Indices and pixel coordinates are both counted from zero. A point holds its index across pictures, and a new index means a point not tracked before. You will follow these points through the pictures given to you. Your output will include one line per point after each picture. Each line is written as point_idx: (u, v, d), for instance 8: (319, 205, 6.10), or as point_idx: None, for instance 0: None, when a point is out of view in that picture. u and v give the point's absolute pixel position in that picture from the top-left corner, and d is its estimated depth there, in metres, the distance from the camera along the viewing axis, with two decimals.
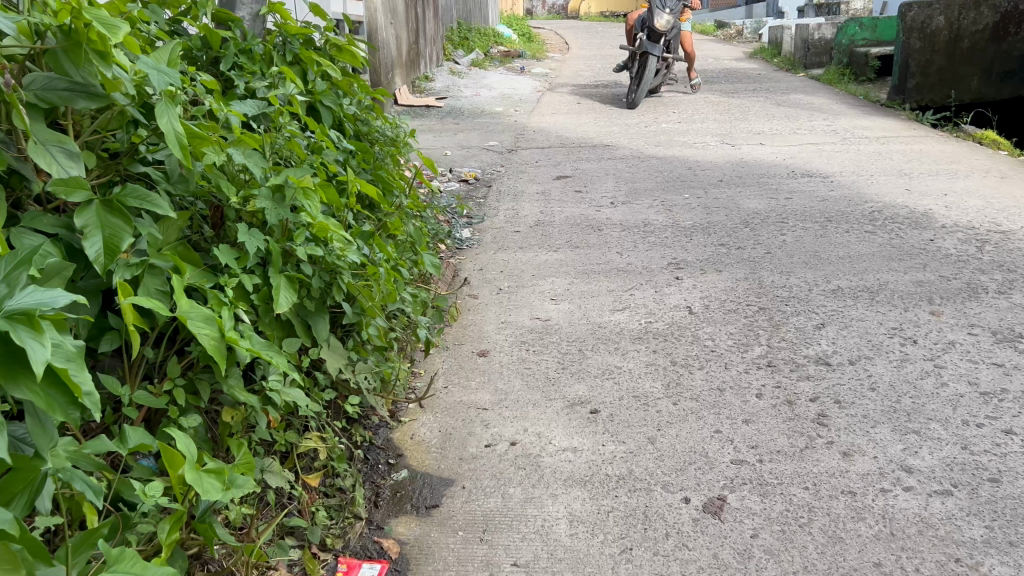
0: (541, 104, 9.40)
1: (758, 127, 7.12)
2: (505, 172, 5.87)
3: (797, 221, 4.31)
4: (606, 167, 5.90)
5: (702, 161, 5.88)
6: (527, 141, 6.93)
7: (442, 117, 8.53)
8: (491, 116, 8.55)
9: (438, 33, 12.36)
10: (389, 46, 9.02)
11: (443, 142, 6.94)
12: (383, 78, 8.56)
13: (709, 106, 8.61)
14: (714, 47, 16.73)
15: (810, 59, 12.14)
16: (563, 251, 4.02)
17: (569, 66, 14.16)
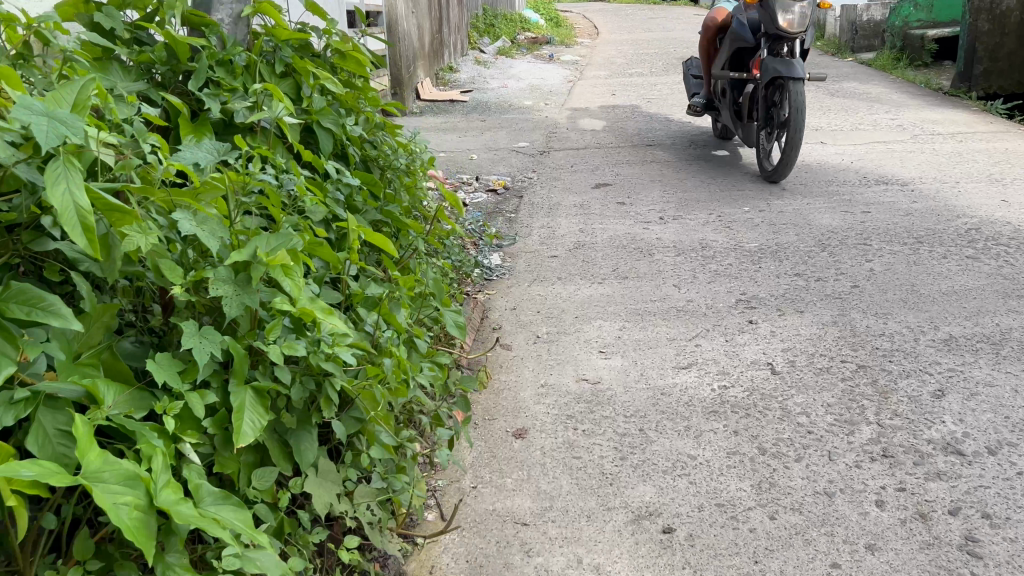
0: (572, 96, 8.80)
1: (815, 122, 6.46)
2: (538, 179, 5.29)
3: (882, 243, 3.69)
4: (650, 172, 5.30)
5: (758, 164, 5.26)
6: (560, 141, 6.34)
7: (467, 113, 7.95)
8: (520, 111, 7.95)
9: (463, 21, 11.78)
10: (410, 37, 8.46)
11: (469, 143, 6.37)
12: (403, 73, 7.98)
13: None
14: None
15: (859, 42, 11.37)
16: (610, 283, 3.45)
17: (600, 52, 13.47)
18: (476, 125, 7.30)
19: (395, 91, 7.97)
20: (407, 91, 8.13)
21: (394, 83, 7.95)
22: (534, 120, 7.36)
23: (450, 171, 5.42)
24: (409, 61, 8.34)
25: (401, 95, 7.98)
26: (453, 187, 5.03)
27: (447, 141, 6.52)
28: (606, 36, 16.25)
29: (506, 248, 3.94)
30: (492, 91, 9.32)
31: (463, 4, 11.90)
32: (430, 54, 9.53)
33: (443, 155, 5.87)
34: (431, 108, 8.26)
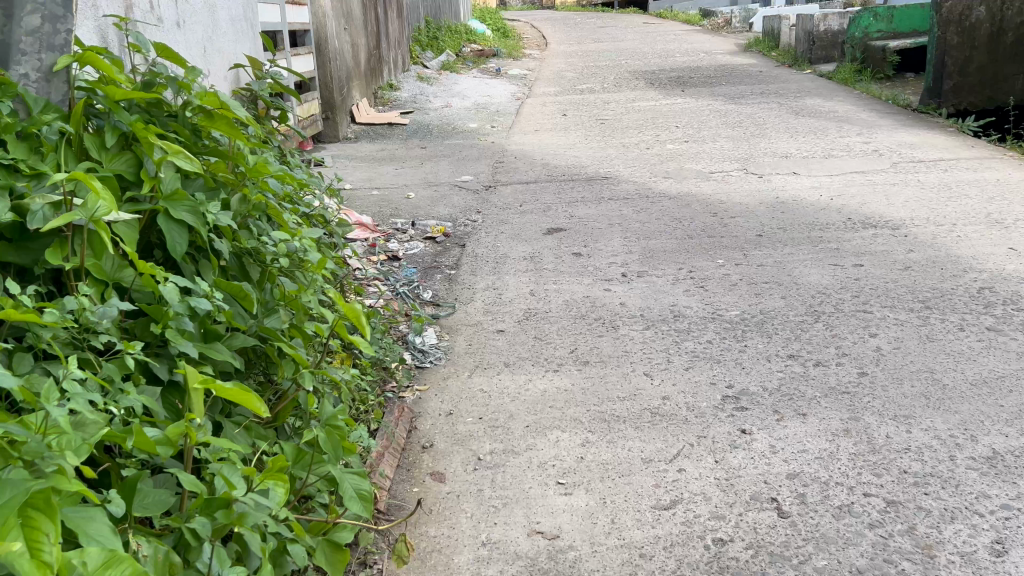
0: (522, 116, 8.24)
1: (783, 147, 5.97)
2: (483, 223, 4.69)
3: (884, 309, 3.15)
4: (609, 212, 4.73)
5: (728, 201, 4.73)
6: (508, 173, 5.75)
7: (407, 138, 7.31)
8: (464, 136, 7.34)
9: (404, 35, 11.16)
10: (344, 55, 7.81)
11: (408, 177, 5.74)
12: (336, 95, 7.31)
13: (715, 117, 7.45)
14: (703, 40, 15.63)
15: (815, 53, 11.01)
16: (569, 369, 2.85)
17: (549, 65, 12.93)
18: (415, 153, 6.66)
19: (328, 116, 7.29)
20: (341, 115, 7.46)
21: (326, 107, 7.28)
22: (479, 148, 6.75)
23: (383, 214, 4.79)
24: (343, 83, 7.67)
25: (334, 120, 7.32)
26: (385, 236, 4.40)
27: (383, 173, 5.88)
28: (554, 47, 15.75)
29: (443, 321, 3.32)
30: (434, 112, 8.69)
31: (404, 17, 11.26)
32: (367, 73, 8.87)
33: (377, 194, 5.23)
34: (368, 133, 7.61)
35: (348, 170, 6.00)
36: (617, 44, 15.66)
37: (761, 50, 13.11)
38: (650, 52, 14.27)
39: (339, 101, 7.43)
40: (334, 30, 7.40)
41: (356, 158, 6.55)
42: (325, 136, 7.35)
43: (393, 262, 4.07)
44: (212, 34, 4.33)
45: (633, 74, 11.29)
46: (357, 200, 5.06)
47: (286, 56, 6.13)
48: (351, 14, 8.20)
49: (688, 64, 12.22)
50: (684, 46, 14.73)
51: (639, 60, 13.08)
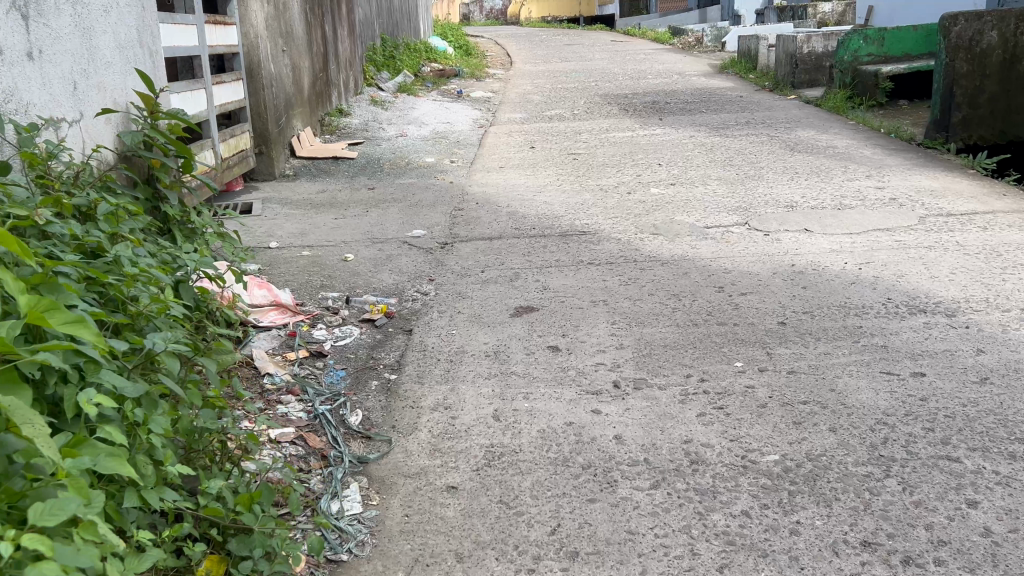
0: (487, 147, 7.44)
1: (785, 194, 5.19)
2: (436, 298, 3.81)
3: (976, 456, 2.31)
4: (590, 281, 3.88)
5: (733, 268, 3.90)
6: (468, 226, 4.90)
7: (353, 176, 6.41)
8: (419, 174, 6.46)
9: (357, 56, 10.31)
10: (284, 80, 6.92)
11: (348, 229, 4.84)
12: (271, 127, 6.43)
13: (701, 152, 6.67)
14: (675, 60, 14.98)
15: (799, 77, 10.33)
16: (552, 566, 1.97)
17: (515, 87, 12.13)
18: (361, 196, 5.77)
19: (262, 149, 6.40)
20: (278, 148, 6.56)
21: (260, 140, 6.38)
22: (436, 190, 5.87)
23: (313, 287, 3.90)
24: (281, 111, 6.77)
25: (269, 154, 6.41)
26: (310, 319, 3.50)
27: (320, 224, 4.98)
28: (520, 67, 14.98)
29: (374, 464, 2.43)
30: (388, 142, 7.81)
31: (356, 35, 10.40)
32: (312, 98, 7.98)
33: (308, 256, 4.33)
34: (310, 169, 6.70)
35: (279, 220, 5.09)
36: (586, 64, 14.92)
37: (740, 71, 12.43)
38: (621, 72, 13.54)
39: (275, 131, 6.54)
40: (269, 52, 6.52)
41: (291, 202, 5.64)
42: (259, 173, 6.44)
43: (317, 360, 3.18)
44: (88, 65, 3.41)
45: (605, 98, 10.54)
46: (282, 266, 4.16)
47: (205, 85, 5.24)
48: (291, 33, 7.32)
49: (663, 88, 11.49)
50: (657, 66, 14.03)
51: (609, 82, 12.35)
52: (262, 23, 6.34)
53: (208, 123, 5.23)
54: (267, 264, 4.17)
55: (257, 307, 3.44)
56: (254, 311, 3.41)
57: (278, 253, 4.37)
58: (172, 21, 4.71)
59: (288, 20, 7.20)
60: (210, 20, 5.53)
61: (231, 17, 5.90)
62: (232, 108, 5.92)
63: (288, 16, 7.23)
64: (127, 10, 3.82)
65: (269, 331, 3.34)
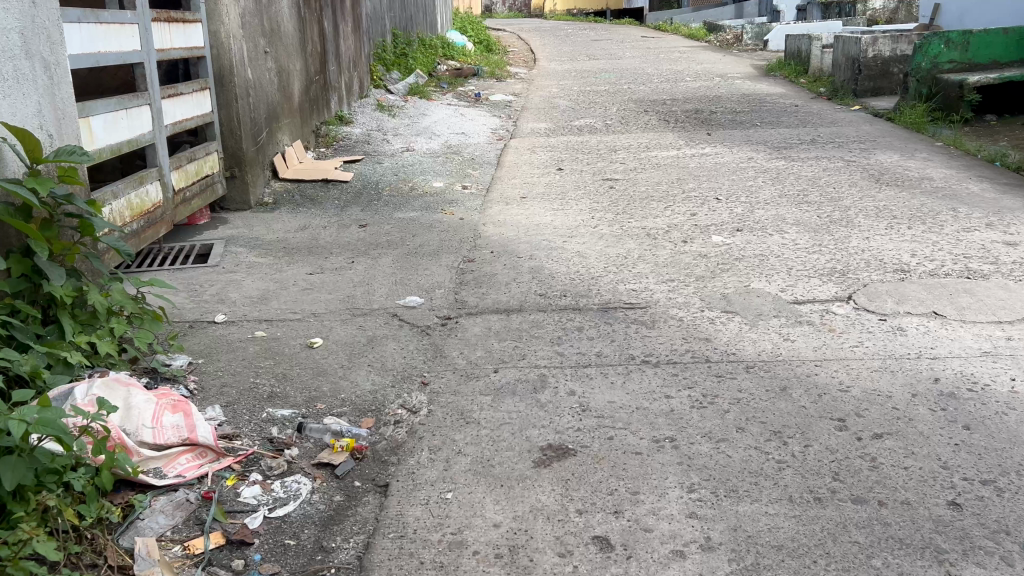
0: (507, 170, 6.30)
1: (888, 250, 4.04)
2: (432, 417, 2.70)
3: None
4: (648, 394, 2.75)
5: (850, 382, 2.77)
6: (480, 289, 3.79)
7: (343, 208, 5.32)
8: (423, 206, 5.36)
9: (363, 56, 9.24)
10: (267, 85, 5.83)
11: (323, 292, 3.74)
12: (247, 145, 5.34)
13: (765, 181, 5.52)
14: (713, 59, 13.78)
15: (861, 85, 9.13)
16: None
17: (539, 90, 10.98)
18: (350, 237, 4.67)
19: (235, 171, 5.30)
20: (255, 170, 5.46)
21: (232, 160, 5.29)
22: (441, 230, 4.77)
23: (257, 396, 2.80)
24: (261, 125, 5.68)
25: (243, 178, 5.32)
26: (241, 465, 2.40)
27: (289, 282, 3.88)
28: (545, 65, 13.85)
29: None
30: (392, 160, 6.71)
31: (362, 31, 9.30)
32: (304, 105, 6.88)
33: (260, 339, 3.24)
34: (293, 195, 5.60)
35: (239, 276, 4.00)
36: (616, 64, 13.74)
37: (788, 75, 11.22)
38: (655, 74, 12.36)
39: (252, 149, 5.44)
40: (246, 54, 5.43)
41: (261, 245, 4.55)
42: (230, 201, 5.35)
43: (236, 551, 2.08)
44: None
45: (640, 105, 9.39)
46: (223, 357, 3.06)
47: (153, 101, 4.16)
48: (278, 30, 6.22)
49: (704, 93, 10.32)
50: (694, 67, 12.85)
51: (644, 85, 11.19)
52: (236, 18, 5.25)
53: (152, 149, 4.16)
54: (203, 353, 3.09)
55: (164, 449, 2.36)
56: (156, 458, 2.32)
57: (223, 333, 3.28)
58: (98, 20, 3.61)
59: (273, 16, 6.11)
60: (163, 16, 4.43)
61: (193, 14, 4.82)
62: (193, 124, 4.82)
63: (274, 11, 6.13)
64: (4, 7, 2.70)
65: (173, 492, 2.25)
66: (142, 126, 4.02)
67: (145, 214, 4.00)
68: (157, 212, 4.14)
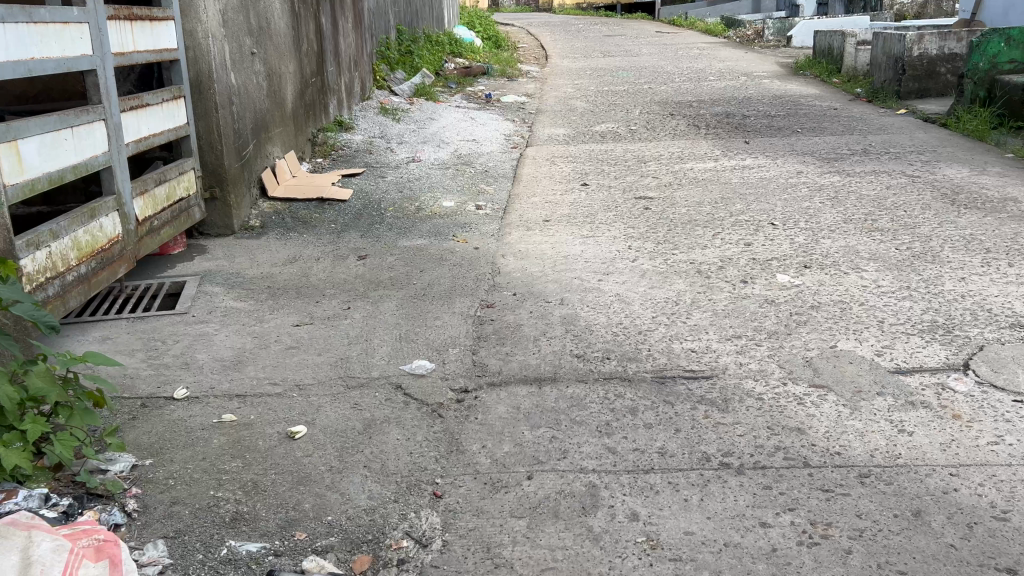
0: (526, 186, 5.61)
1: (995, 297, 3.35)
2: (449, 553, 2.02)
3: None
4: (736, 521, 2.07)
5: (1005, 504, 2.08)
6: (504, 347, 3.10)
7: (339, 234, 4.64)
8: (431, 231, 4.68)
9: (365, 56, 8.57)
10: (255, 91, 5.14)
11: (311, 351, 3.05)
12: (229, 161, 4.66)
13: (824, 202, 4.83)
14: (736, 57, 13.05)
15: (906, 85, 8.42)
16: None
17: (553, 91, 10.29)
18: (346, 272, 3.99)
19: (216, 191, 4.63)
20: (239, 190, 4.77)
21: (213, 179, 4.62)
22: (452, 262, 4.08)
23: (217, 520, 2.12)
24: (248, 137, 5.01)
25: (225, 200, 4.65)
26: None
27: (270, 337, 3.20)
28: (558, 63, 13.16)
29: None
30: (396, 173, 6.03)
31: (365, 28, 8.62)
32: (298, 111, 6.21)
33: (229, 425, 2.56)
34: (283, 218, 4.93)
35: (211, 328, 3.33)
36: (633, 61, 13.03)
37: (820, 74, 10.50)
38: (676, 72, 11.64)
39: (236, 165, 4.77)
40: (230, 57, 4.75)
41: (242, 283, 3.87)
42: (210, 225, 4.67)
43: None
44: None
45: (664, 109, 8.69)
46: (178, 456, 2.39)
47: (110, 116, 3.47)
48: (269, 28, 5.55)
49: (731, 94, 9.60)
50: (716, 65, 12.13)
51: (666, 85, 10.48)
52: (217, 15, 4.57)
53: (109, 173, 3.48)
54: (152, 450, 2.41)
55: None
56: None
57: (182, 417, 2.60)
58: (30, 19, 2.92)
59: (263, 13, 5.43)
60: (125, 13, 3.74)
61: (162, 11, 4.12)
62: (164, 140, 4.14)
63: (263, 7, 5.45)
64: None
65: None
66: (94, 147, 3.34)
67: (99, 252, 3.33)
68: (115, 248, 3.46)
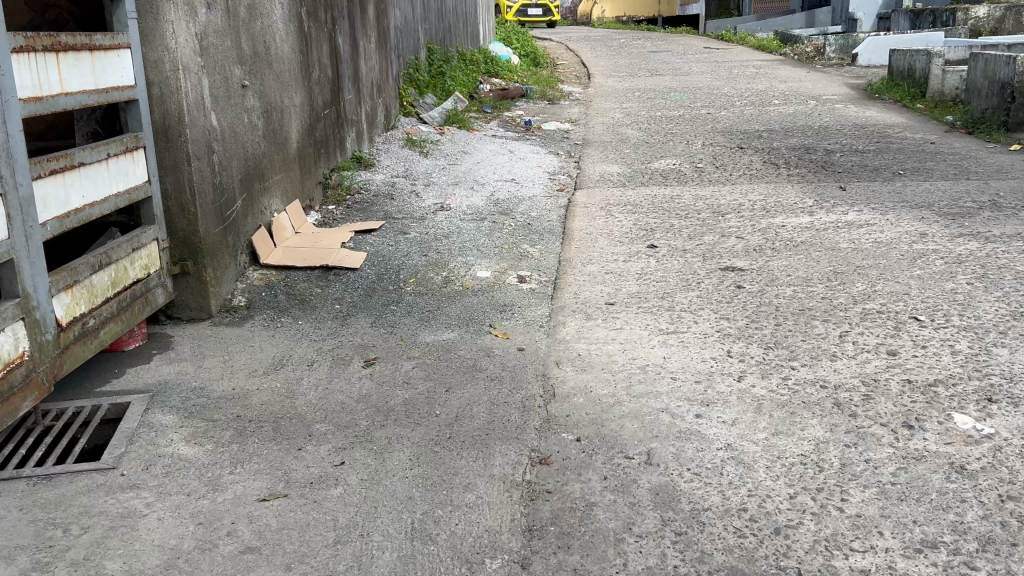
0: (581, 248, 4.55)
1: None
2: None
3: None
4: None
5: None
6: (570, 554, 2.03)
7: (343, 321, 3.62)
8: (461, 317, 3.63)
9: (390, 80, 7.60)
10: (245, 133, 4.15)
11: (279, 561, 2.01)
12: (205, 227, 3.65)
13: (974, 284, 3.71)
14: (798, 77, 11.92)
15: (1016, 116, 7.24)
16: None
17: (599, 116, 9.24)
18: (348, 390, 2.96)
19: (188, 264, 3.63)
20: (217, 261, 3.76)
21: (184, 249, 3.61)
22: (491, 371, 3.04)
23: None
24: (235, 190, 4.00)
25: (199, 275, 3.65)
26: None
27: (223, 522, 2.18)
28: (602, 82, 12.12)
29: None
30: (421, 227, 4.99)
31: (390, 48, 7.65)
32: (307, 151, 5.22)
33: None
34: (276, 294, 3.91)
35: (141, 499, 2.30)
36: (685, 81, 11.96)
37: (900, 99, 9.32)
38: (734, 95, 10.53)
39: (217, 229, 3.77)
40: (211, 93, 3.76)
41: (205, 405, 2.86)
42: (181, 307, 3.67)
43: None
44: None
45: (730, 141, 7.60)
46: None
47: (13, 188, 2.46)
48: (269, 55, 4.57)
49: (803, 122, 8.47)
50: (778, 87, 11.01)
51: (726, 110, 9.39)
52: (193, 42, 3.58)
53: (10, 268, 2.47)
54: None
55: None
56: None
57: None
58: None
59: (261, 36, 4.45)
60: (47, 42, 2.78)
61: (110, 40, 3.13)
62: (109, 208, 3.13)
63: (262, 29, 4.47)
64: None
65: None
66: None
67: None
68: (17, 373, 2.48)
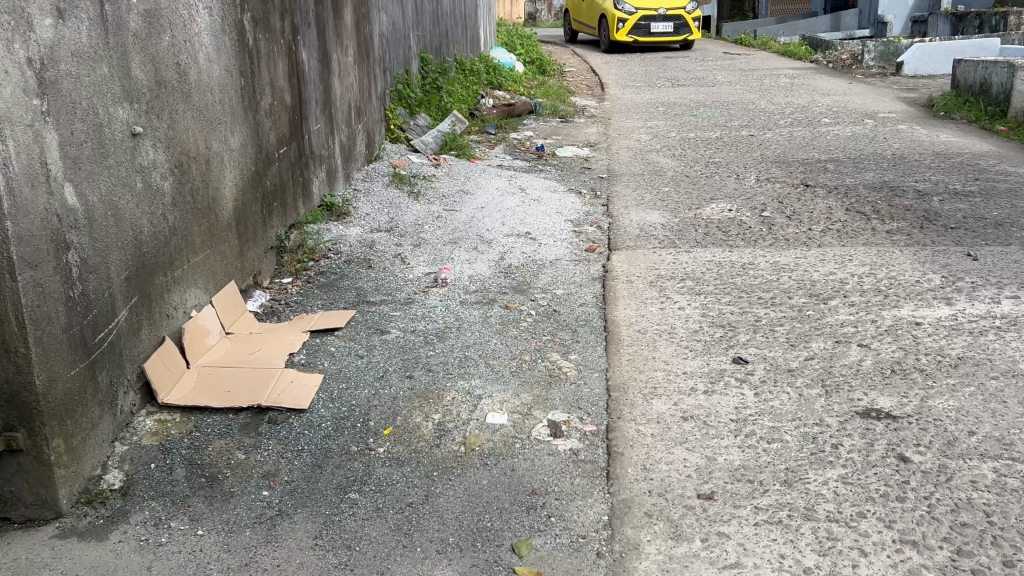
0: (636, 363, 3.15)
1: None
2: None
3: None
4: None
5: None
6: None
7: (272, 532, 2.21)
8: (467, 523, 2.22)
9: (374, 101, 6.20)
10: (135, 205, 2.73)
11: None
12: (49, 373, 2.24)
13: None
14: (841, 89, 10.52)
15: None
16: None
17: (623, 139, 7.84)
18: None
19: (18, 437, 2.21)
20: (74, 422, 2.35)
21: (10, 413, 2.20)
22: None
23: None
24: (114, 299, 2.59)
25: (39, 452, 2.24)
26: None
27: None
28: (617, 94, 10.71)
29: None
30: (406, 319, 3.58)
31: (374, 61, 6.23)
32: (250, 209, 3.82)
33: None
34: (174, 464, 2.50)
35: None
36: (714, 93, 10.54)
37: (979, 119, 7.95)
38: (774, 112, 9.12)
39: (75, 370, 2.36)
40: (65, 153, 2.35)
41: None
42: (10, 503, 2.26)
43: None
44: None
45: (791, 176, 6.18)
46: None
47: None
48: (185, 82, 3.15)
49: (870, 149, 7.06)
50: (822, 102, 9.61)
51: (770, 132, 7.98)
52: (24, 73, 2.16)
53: None
54: None
55: None
56: None
57: None
58: None
59: (170, 56, 3.03)
60: None
61: None
62: None
63: (172, 45, 3.05)
64: None
65: None
66: None
67: None
68: None
